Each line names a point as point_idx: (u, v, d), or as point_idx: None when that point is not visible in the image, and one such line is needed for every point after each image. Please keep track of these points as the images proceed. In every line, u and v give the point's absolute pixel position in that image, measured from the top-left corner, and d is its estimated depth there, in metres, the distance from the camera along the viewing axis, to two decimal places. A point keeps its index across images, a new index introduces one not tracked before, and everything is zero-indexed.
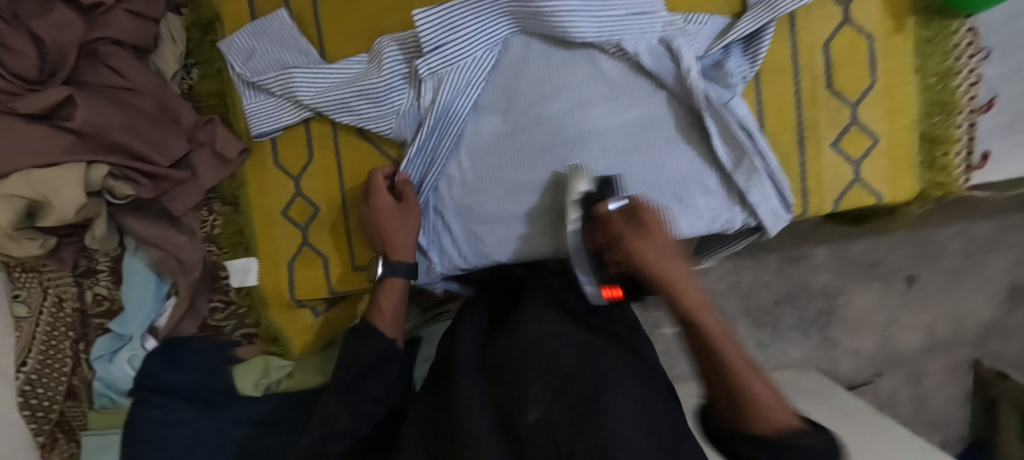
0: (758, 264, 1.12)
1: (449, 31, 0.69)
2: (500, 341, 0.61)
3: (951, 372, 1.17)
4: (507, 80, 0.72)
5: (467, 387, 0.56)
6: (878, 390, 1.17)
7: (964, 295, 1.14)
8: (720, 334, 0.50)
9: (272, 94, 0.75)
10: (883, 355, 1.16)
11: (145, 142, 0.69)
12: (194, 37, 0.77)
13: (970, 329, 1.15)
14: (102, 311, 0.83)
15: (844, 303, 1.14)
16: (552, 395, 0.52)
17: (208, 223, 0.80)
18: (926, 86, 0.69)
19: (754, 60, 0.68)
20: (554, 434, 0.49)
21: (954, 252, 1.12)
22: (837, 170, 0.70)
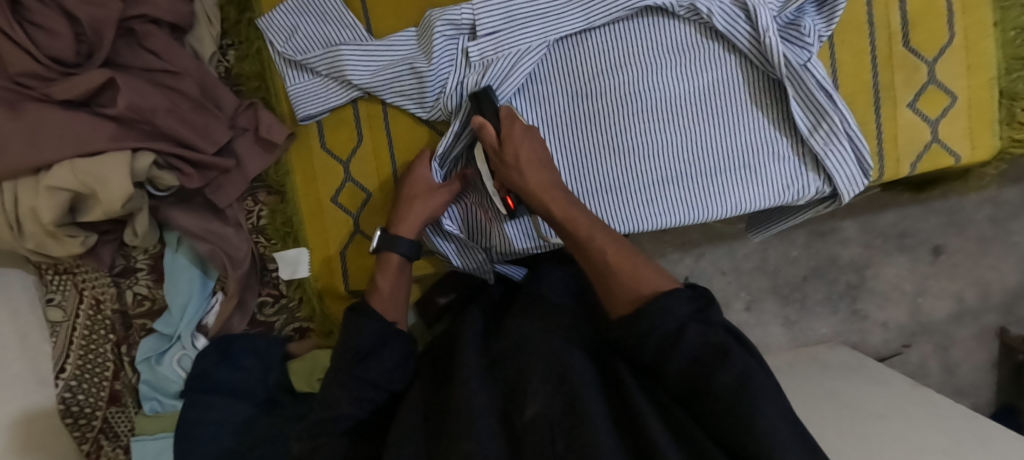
0: (786, 240, 1.11)
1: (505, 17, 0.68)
2: (505, 339, 0.55)
3: (978, 340, 1.14)
4: (565, 55, 0.70)
5: (467, 376, 0.50)
6: (908, 361, 1.14)
7: (992, 262, 1.12)
8: (577, 228, 0.60)
9: (318, 74, 0.70)
10: (914, 325, 1.14)
11: (192, 129, 0.66)
12: (230, 16, 0.72)
13: (998, 296, 1.13)
14: (143, 311, 0.78)
15: (874, 275, 1.12)
16: (554, 388, 0.45)
17: (253, 214, 0.76)
18: (1005, 40, 0.67)
19: (831, 20, 0.64)
20: (552, 432, 0.42)
21: (981, 220, 1.10)
22: (915, 131, 0.68)
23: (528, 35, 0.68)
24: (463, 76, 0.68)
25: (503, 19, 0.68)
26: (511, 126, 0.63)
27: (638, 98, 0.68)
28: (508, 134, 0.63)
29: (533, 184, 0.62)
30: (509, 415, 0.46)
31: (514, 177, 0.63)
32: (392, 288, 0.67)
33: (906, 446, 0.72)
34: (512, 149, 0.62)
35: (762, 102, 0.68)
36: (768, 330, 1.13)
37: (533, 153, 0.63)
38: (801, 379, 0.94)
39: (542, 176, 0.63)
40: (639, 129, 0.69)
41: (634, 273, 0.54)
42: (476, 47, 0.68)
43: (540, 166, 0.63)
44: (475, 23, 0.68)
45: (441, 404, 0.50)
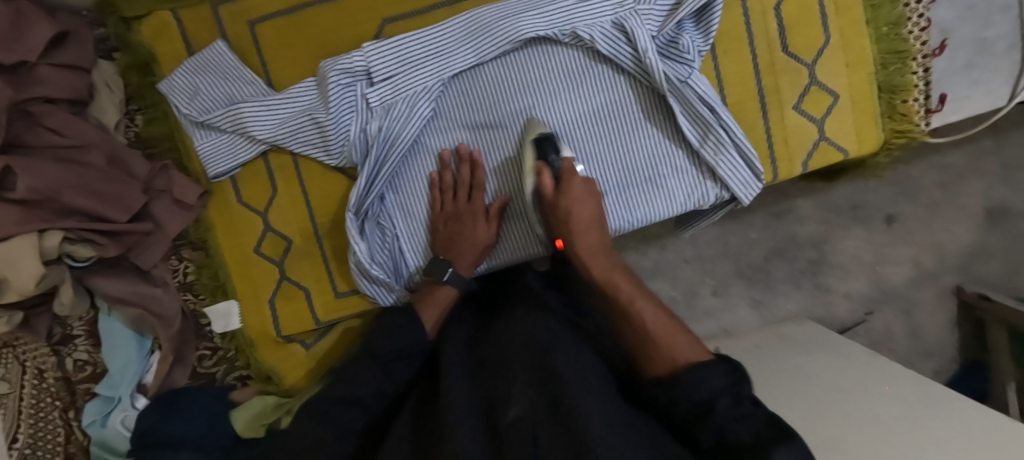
0: (745, 224, 1.13)
1: (398, 59, 0.69)
2: (494, 344, 0.54)
3: (938, 301, 1.17)
4: (462, 90, 0.71)
5: (453, 384, 0.48)
6: (872, 329, 1.16)
7: (945, 225, 1.15)
8: (619, 291, 0.59)
9: (224, 131, 0.72)
10: (875, 293, 1.16)
11: (101, 199, 0.67)
12: (132, 81, 0.74)
13: (953, 256, 1.16)
14: (87, 376, 0.80)
15: (832, 249, 1.14)
16: (536, 393, 0.42)
17: (179, 272, 0.78)
18: (879, 36, 0.69)
19: (708, 33, 0.67)
20: (535, 433, 0.38)
21: (930, 185, 1.13)
22: (803, 131, 0.70)
23: (422, 76, 0.69)
24: (364, 122, 0.70)
25: (397, 64, 0.69)
26: (570, 178, 0.65)
27: (537, 125, 0.70)
28: (568, 187, 0.64)
29: (580, 244, 0.63)
30: (493, 420, 0.42)
31: (563, 231, 0.64)
32: (442, 309, 0.64)
33: (860, 418, 0.70)
34: (567, 204, 0.64)
35: (653, 115, 0.71)
36: (736, 313, 1.15)
37: (586, 214, 0.64)
38: (768, 358, 0.93)
39: (594, 237, 0.64)
40: (542, 156, 0.71)
41: (653, 326, 0.54)
42: (373, 92, 0.70)
43: (591, 219, 0.65)
44: (369, 69, 0.69)
45: (428, 425, 0.48)
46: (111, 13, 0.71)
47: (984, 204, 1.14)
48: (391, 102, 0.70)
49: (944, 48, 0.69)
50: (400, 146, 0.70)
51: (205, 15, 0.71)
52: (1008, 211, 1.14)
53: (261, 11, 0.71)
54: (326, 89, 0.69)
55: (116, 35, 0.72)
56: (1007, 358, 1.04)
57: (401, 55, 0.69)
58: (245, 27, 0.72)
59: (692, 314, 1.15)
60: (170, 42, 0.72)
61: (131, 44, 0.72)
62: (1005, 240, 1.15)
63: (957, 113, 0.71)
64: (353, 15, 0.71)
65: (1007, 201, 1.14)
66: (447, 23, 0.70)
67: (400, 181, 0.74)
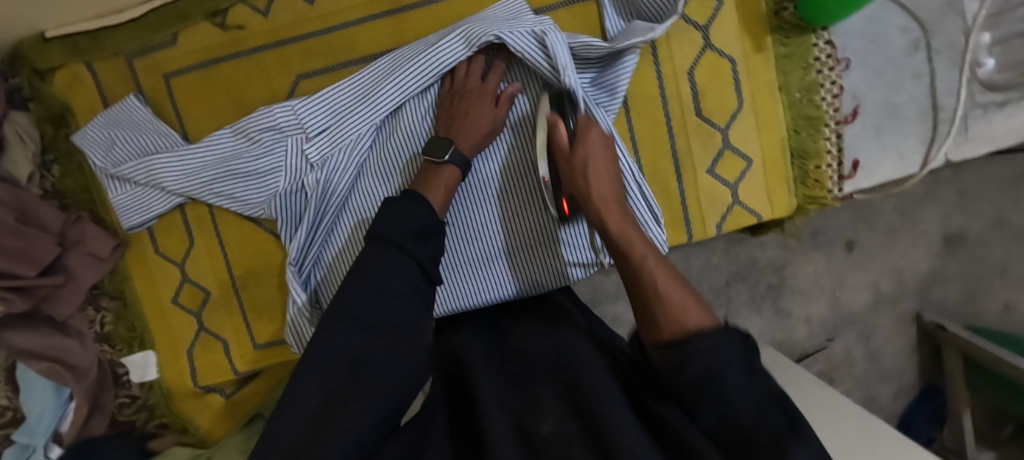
0: (706, 248, 1.05)
1: (331, 113, 0.68)
2: (523, 354, 0.57)
3: (897, 328, 1.09)
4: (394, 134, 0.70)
5: (485, 388, 0.51)
6: (831, 355, 1.09)
7: (903, 250, 1.06)
8: (630, 249, 0.50)
9: (138, 183, 0.70)
10: (834, 318, 1.09)
11: (9, 256, 0.67)
12: (46, 133, 0.73)
13: (912, 283, 1.08)
14: (5, 421, 0.79)
15: (793, 274, 1.07)
16: (568, 410, 0.46)
17: (96, 322, 0.77)
18: (791, 102, 0.69)
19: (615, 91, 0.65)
20: (567, 448, 0.42)
21: (888, 212, 1.05)
22: (716, 195, 0.71)
23: (354, 127, 0.68)
24: (296, 177, 0.69)
25: (328, 115, 0.68)
26: (585, 131, 0.58)
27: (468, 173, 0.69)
28: (584, 136, 0.57)
29: (595, 194, 0.54)
30: (524, 424, 0.46)
31: (578, 185, 0.56)
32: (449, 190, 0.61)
33: None
34: (583, 155, 0.56)
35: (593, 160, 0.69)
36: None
37: (601, 166, 0.56)
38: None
39: (600, 184, 0.55)
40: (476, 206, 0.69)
41: (653, 269, 0.47)
42: (311, 147, 0.67)
43: (603, 173, 0.56)
44: (301, 124, 0.68)
45: (465, 418, 0.51)
46: (23, 65, 0.71)
47: (942, 232, 1.05)
48: (326, 157, 0.68)
49: (857, 114, 0.70)
50: (335, 197, 0.69)
51: (120, 68, 0.71)
52: (966, 239, 1.06)
53: (174, 65, 0.71)
54: (253, 141, 0.69)
55: (29, 87, 0.72)
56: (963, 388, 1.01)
57: (335, 109, 0.68)
58: (159, 80, 0.72)
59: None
60: (85, 94, 0.72)
61: (43, 98, 0.72)
62: (962, 267, 1.07)
63: (870, 177, 0.71)
64: (267, 68, 0.71)
65: (964, 229, 1.05)
66: (372, 65, 0.69)
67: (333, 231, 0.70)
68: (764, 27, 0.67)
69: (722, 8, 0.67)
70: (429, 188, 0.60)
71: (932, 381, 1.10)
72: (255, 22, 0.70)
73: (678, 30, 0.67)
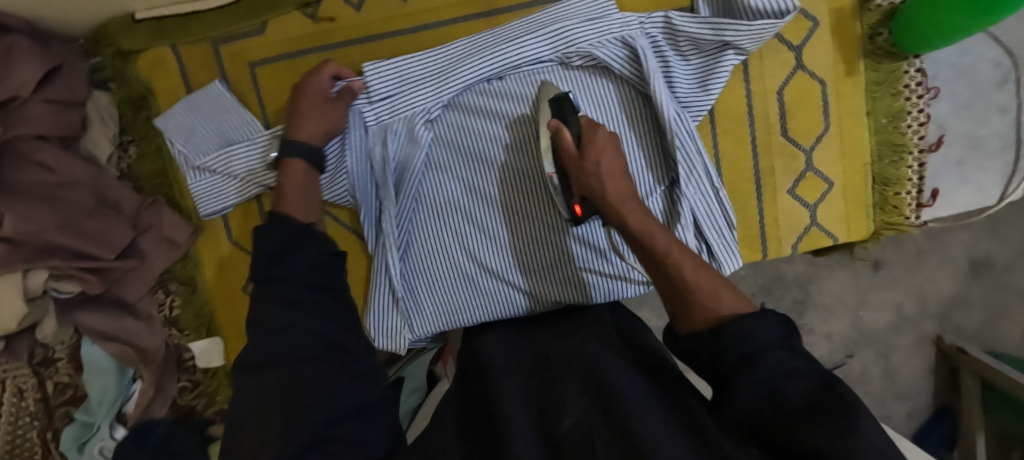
0: None
1: (401, 85, 0.69)
2: (554, 354, 0.52)
3: (916, 348, 1.08)
4: (459, 116, 0.70)
5: (506, 388, 0.46)
6: (850, 372, 1.09)
7: (929, 273, 1.06)
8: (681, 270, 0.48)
9: (216, 172, 0.70)
10: (856, 336, 1.08)
11: (86, 237, 0.66)
12: (126, 114, 0.73)
13: (935, 305, 1.07)
14: (67, 398, 0.80)
15: (818, 290, 1.07)
16: (592, 403, 0.41)
17: (166, 306, 0.78)
18: (878, 128, 0.69)
19: (708, 91, 0.66)
20: (592, 443, 0.37)
21: (917, 234, 1.05)
22: (795, 216, 0.71)
23: (421, 97, 0.69)
24: (369, 153, 0.70)
25: (397, 84, 0.69)
26: (592, 133, 0.57)
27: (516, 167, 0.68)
28: (592, 138, 0.57)
29: (612, 192, 0.54)
30: (544, 420, 0.41)
31: (592, 186, 0.55)
32: (303, 195, 0.61)
33: None
34: (592, 141, 0.56)
35: (656, 155, 0.69)
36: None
37: (615, 164, 0.56)
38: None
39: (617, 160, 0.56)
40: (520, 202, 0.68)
41: (692, 274, 0.47)
42: (373, 114, 0.70)
43: (619, 160, 0.56)
44: (369, 90, 0.69)
45: (474, 410, 0.46)
46: (107, 46, 0.70)
47: (969, 256, 1.05)
48: (391, 128, 0.70)
49: (941, 143, 0.70)
50: (410, 181, 0.69)
51: (205, 53, 0.71)
52: (993, 264, 1.05)
53: (260, 54, 0.71)
54: None
55: (112, 68, 0.71)
56: (978, 411, 1.00)
57: (405, 82, 0.70)
58: (244, 68, 0.71)
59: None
60: (167, 78, 0.71)
61: (126, 79, 0.71)
62: (986, 292, 1.06)
63: (947, 206, 0.71)
64: (352, 59, 0.71)
65: (992, 254, 1.05)
66: (450, 44, 0.70)
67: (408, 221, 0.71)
68: (858, 51, 0.67)
69: (818, 30, 0.67)
70: (288, 200, 0.60)
71: (946, 403, 1.09)
72: (346, 15, 0.70)
73: (772, 50, 0.68)
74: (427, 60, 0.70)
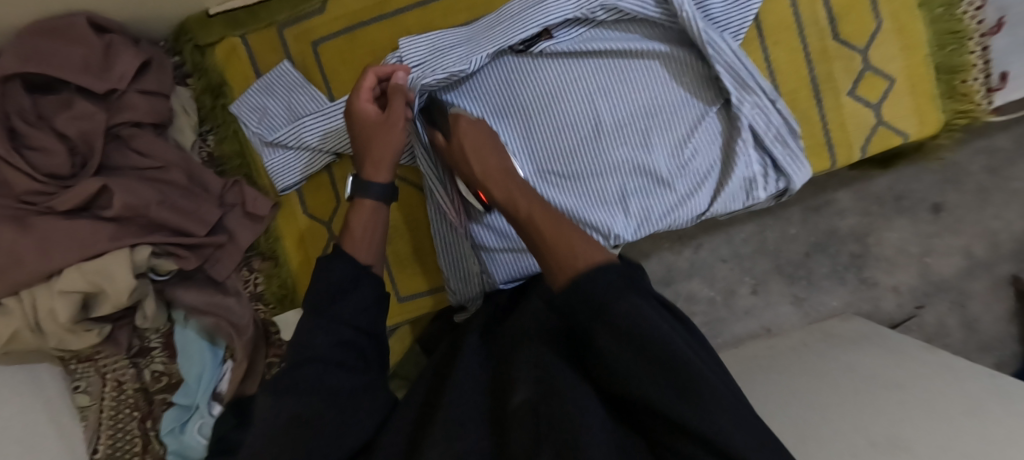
0: (783, 220, 1.02)
1: (433, 54, 0.71)
2: (503, 333, 0.54)
3: (994, 293, 1.01)
4: (506, 79, 0.73)
5: (462, 372, 0.48)
6: (924, 324, 1.01)
7: (996, 211, 1.00)
8: (516, 208, 0.52)
9: (289, 147, 0.75)
10: (925, 285, 1.02)
11: (182, 215, 0.71)
12: (205, 104, 0.78)
13: (1007, 245, 1.00)
14: (163, 386, 0.83)
15: (876, 242, 1.01)
16: (541, 376, 0.42)
17: (250, 282, 0.81)
18: (934, 18, 0.68)
19: (749, 9, 0.68)
20: (536, 419, 0.39)
21: (977, 172, 1.00)
22: (859, 117, 0.70)
23: (450, 59, 0.70)
24: None
25: (428, 52, 0.71)
26: (459, 119, 0.61)
27: (565, 110, 0.70)
28: (455, 121, 0.61)
29: (476, 167, 0.56)
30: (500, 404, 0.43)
31: (461, 163, 0.58)
32: (365, 235, 0.54)
33: (927, 412, 0.60)
34: (459, 136, 0.59)
35: (698, 81, 0.70)
36: (779, 311, 1.03)
37: (480, 140, 0.58)
38: (816, 357, 0.81)
39: (493, 158, 0.57)
40: (577, 148, 0.70)
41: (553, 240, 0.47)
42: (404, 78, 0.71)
43: (487, 146, 0.58)
44: (402, 59, 0.72)
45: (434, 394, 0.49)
46: (187, 41, 0.76)
47: None
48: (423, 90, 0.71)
49: (1001, 26, 0.69)
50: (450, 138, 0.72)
51: (273, 38, 0.76)
52: None
53: (321, 32, 0.75)
54: None
55: (191, 62, 0.77)
56: None
57: (436, 51, 0.71)
58: (308, 47, 0.76)
59: (733, 314, 1.03)
60: (239, 65, 0.77)
61: (206, 70, 0.77)
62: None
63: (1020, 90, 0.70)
64: (406, 24, 0.75)
65: None
66: (482, 19, 0.73)
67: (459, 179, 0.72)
68: None
69: None
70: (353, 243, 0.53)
71: None
72: None
73: None
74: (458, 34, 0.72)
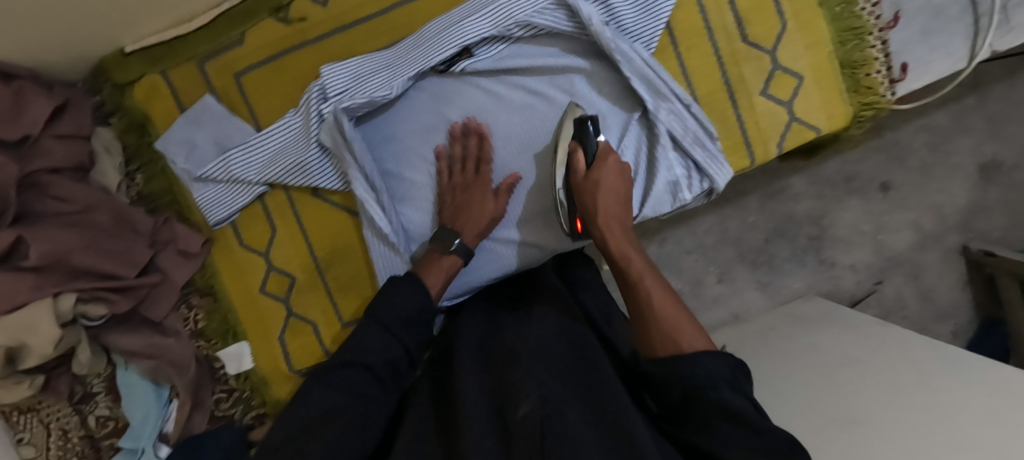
0: (741, 208, 1.04)
1: (355, 80, 0.72)
2: (502, 338, 0.59)
3: (944, 263, 1.06)
4: (431, 101, 0.74)
5: (466, 380, 0.53)
6: (884, 298, 1.06)
7: (940, 186, 1.04)
8: (630, 265, 0.56)
9: (218, 181, 0.75)
10: (881, 261, 1.06)
11: (110, 258, 0.70)
12: (130, 142, 0.77)
13: (954, 217, 1.05)
14: (110, 431, 0.81)
15: (832, 223, 1.05)
16: (544, 393, 0.47)
17: (190, 320, 0.80)
18: (834, 16, 0.72)
19: (659, 17, 0.71)
20: (543, 429, 0.43)
21: (919, 148, 1.03)
22: (772, 116, 0.73)
23: (374, 85, 0.71)
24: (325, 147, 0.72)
25: (350, 79, 0.72)
26: (603, 158, 0.63)
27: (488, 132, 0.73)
28: (602, 161, 0.63)
29: (600, 210, 0.60)
30: (503, 410, 0.47)
31: (586, 203, 0.61)
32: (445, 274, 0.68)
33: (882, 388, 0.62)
34: (597, 178, 0.62)
35: (616, 90, 0.72)
36: (745, 297, 1.06)
37: (615, 188, 0.62)
38: (779, 341, 0.84)
39: (617, 208, 0.61)
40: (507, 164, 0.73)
41: (657, 299, 0.52)
42: (328, 106, 0.71)
43: (614, 196, 0.61)
44: (325, 86, 0.71)
45: (442, 411, 0.52)
46: (106, 82, 0.76)
47: (976, 161, 1.03)
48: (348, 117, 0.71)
49: (898, 20, 0.72)
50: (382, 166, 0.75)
51: (193, 72, 0.75)
52: (1002, 165, 1.04)
53: (244, 63, 0.75)
54: (308, 116, 0.72)
55: (112, 102, 0.76)
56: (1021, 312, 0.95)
57: (358, 77, 0.72)
58: (230, 80, 0.75)
59: (702, 303, 1.06)
60: (161, 101, 0.75)
61: (126, 109, 0.76)
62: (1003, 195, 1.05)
63: (921, 79, 0.73)
64: (325, 49, 0.74)
65: (999, 155, 1.03)
66: (401, 43, 0.73)
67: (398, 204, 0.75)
68: None
69: None
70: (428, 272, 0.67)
71: (990, 314, 1.06)
72: (316, 12, 0.74)
73: None
74: (376, 59, 0.73)
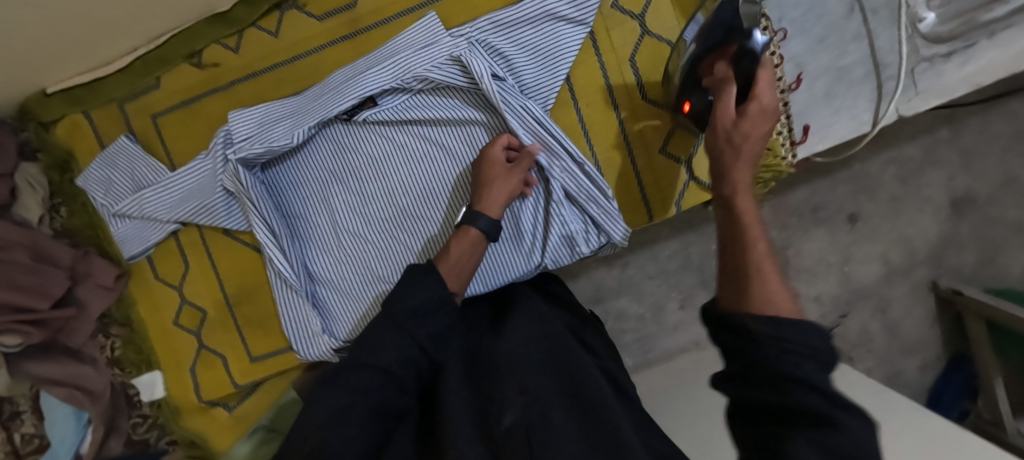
0: (704, 235, 1.00)
1: (260, 126, 0.73)
2: (492, 342, 0.59)
3: (913, 297, 1.02)
4: (334, 148, 0.75)
5: (450, 383, 0.52)
6: (847, 332, 1.02)
7: (910, 219, 1.00)
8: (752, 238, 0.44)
9: (134, 217, 0.78)
10: (846, 294, 1.02)
11: (24, 292, 0.74)
12: (53, 178, 0.81)
13: (923, 251, 1.00)
14: (34, 448, 0.86)
15: (796, 254, 1.00)
16: (528, 402, 0.47)
17: (108, 347, 0.85)
18: None
19: (557, 74, 0.71)
20: (529, 439, 0.44)
21: (889, 181, 0.99)
22: (672, 174, 0.74)
23: (277, 133, 0.72)
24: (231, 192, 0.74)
25: (256, 126, 0.73)
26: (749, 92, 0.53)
27: (386, 181, 0.74)
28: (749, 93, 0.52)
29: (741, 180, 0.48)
30: (487, 417, 0.47)
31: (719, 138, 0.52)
32: (462, 260, 0.62)
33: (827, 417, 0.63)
34: (741, 123, 0.51)
35: None
36: None
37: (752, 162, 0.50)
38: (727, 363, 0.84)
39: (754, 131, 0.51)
40: (407, 213, 0.73)
41: (767, 275, 0.41)
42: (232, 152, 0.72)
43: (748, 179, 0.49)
44: (231, 132, 0.73)
45: (428, 408, 0.52)
46: (31, 120, 0.79)
47: (948, 195, 0.99)
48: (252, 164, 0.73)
49: (801, 81, 0.71)
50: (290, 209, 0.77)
51: (114, 112, 0.78)
52: (976, 200, 0.99)
53: (161, 105, 0.78)
54: (215, 160, 0.74)
55: (37, 138, 0.80)
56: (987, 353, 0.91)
57: (262, 124, 0.74)
58: (148, 120, 0.78)
59: (662, 329, 1.03)
60: (85, 140, 0.79)
61: (48, 147, 0.80)
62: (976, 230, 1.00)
63: (823, 140, 0.73)
64: (238, 94, 0.76)
65: (973, 190, 0.99)
66: (308, 90, 0.75)
67: (304, 247, 0.77)
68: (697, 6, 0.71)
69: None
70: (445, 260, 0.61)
71: (959, 352, 1.02)
72: (228, 58, 0.75)
73: (616, 21, 0.71)
74: (282, 106, 0.75)
